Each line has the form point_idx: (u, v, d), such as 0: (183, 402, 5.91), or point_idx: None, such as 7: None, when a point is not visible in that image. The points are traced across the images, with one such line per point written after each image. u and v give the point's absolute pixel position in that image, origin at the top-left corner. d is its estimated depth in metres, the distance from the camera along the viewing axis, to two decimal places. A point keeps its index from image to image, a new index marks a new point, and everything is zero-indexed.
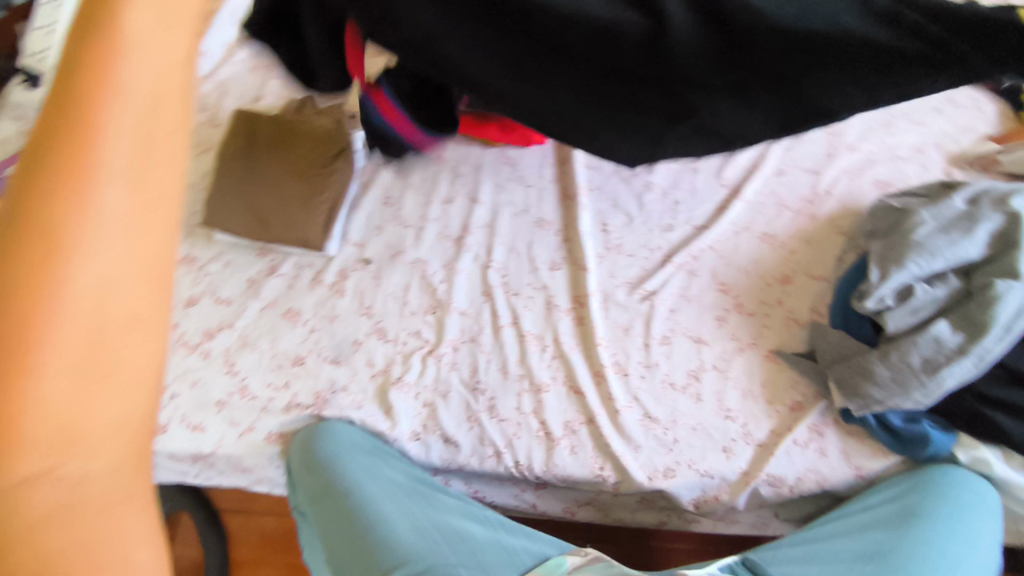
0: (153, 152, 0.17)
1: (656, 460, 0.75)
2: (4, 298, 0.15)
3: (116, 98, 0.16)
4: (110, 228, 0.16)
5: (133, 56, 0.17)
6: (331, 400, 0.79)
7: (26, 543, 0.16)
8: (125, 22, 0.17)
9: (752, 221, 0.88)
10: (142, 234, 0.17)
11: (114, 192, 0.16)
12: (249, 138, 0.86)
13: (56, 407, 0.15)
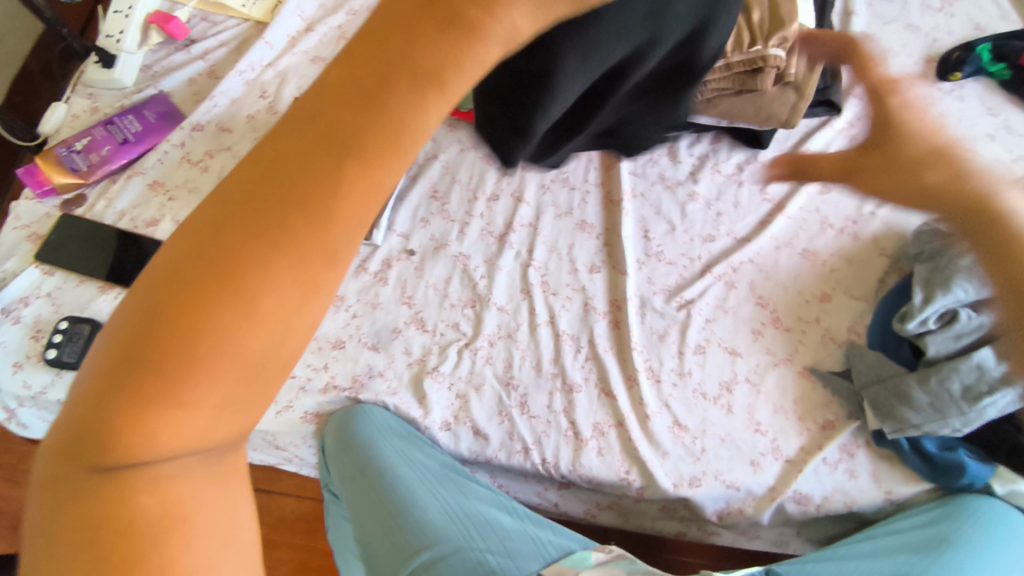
0: (339, 243, 0.20)
1: (681, 468, 0.76)
2: (194, 337, 0.19)
3: (334, 202, 0.19)
4: (279, 308, 0.19)
5: (366, 169, 0.19)
6: (368, 384, 0.81)
7: (147, 488, 0.20)
8: (378, 142, 0.19)
9: (794, 237, 0.88)
10: (306, 307, 0.20)
11: (345, 224, 0.20)
12: None
13: (201, 422, 0.20)
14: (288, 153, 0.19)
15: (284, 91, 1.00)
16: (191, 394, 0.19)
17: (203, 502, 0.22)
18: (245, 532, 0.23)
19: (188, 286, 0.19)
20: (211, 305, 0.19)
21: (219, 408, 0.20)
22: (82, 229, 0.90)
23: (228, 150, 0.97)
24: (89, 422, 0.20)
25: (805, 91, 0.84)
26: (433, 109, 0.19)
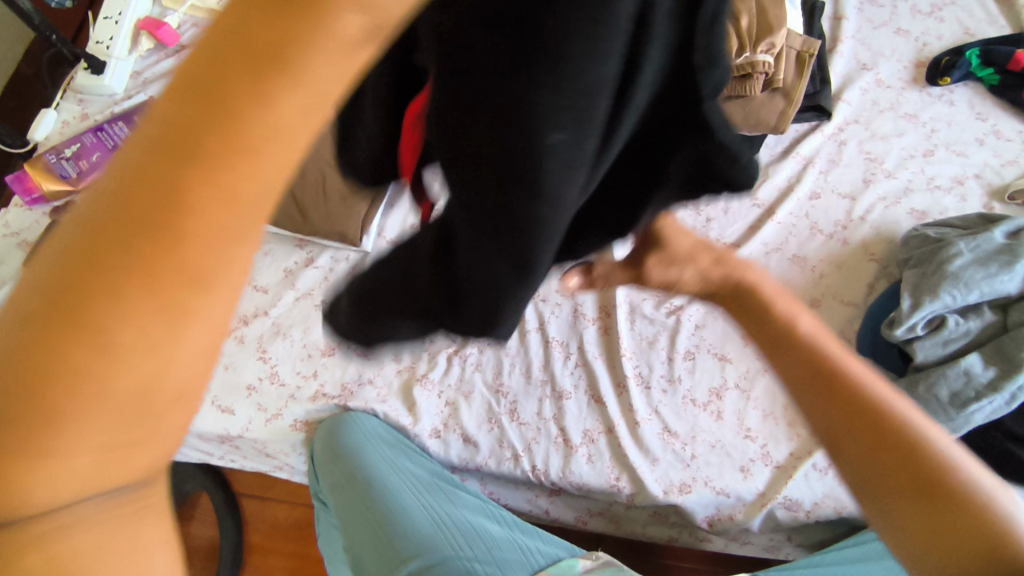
0: (211, 276, 0.17)
1: (671, 475, 0.76)
2: (45, 379, 0.17)
3: (190, 222, 0.16)
4: (143, 348, 0.17)
5: (226, 184, 0.16)
6: (357, 392, 0.81)
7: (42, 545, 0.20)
8: (231, 147, 0.16)
9: (784, 242, 0.88)
10: (185, 347, 0.18)
11: (207, 251, 0.17)
12: None
13: (70, 467, 0.18)
14: (146, 170, 0.16)
15: None
16: (58, 446, 0.17)
17: (102, 546, 0.21)
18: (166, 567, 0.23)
19: (35, 325, 0.17)
20: (66, 344, 0.17)
21: (95, 449, 0.18)
22: None
23: None
24: None
25: (793, 97, 0.86)
26: (286, 96, 0.15)
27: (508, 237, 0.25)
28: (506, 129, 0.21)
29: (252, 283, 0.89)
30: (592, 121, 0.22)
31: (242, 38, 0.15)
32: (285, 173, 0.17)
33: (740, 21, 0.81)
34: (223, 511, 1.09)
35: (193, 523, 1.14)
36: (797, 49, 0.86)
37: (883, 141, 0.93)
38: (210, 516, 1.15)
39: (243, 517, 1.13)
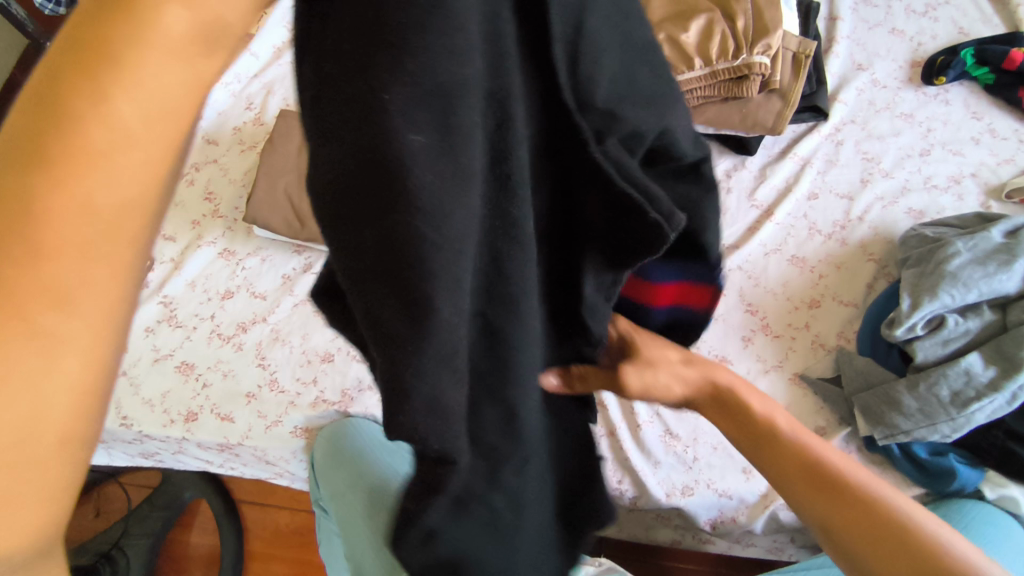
0: (84, 282, 0.20)
1: (673, 477, 0.76)
2: None
3: (48, 232, 0.19)
4: (31, 359, 0.20)
5: (76, 197, 0.19)
6: (357, 398, 0.82)
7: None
8: (71, 158, 0.19)
9: (783, 243, 0.88)
10: (66, 356, 0.20)
11: (66, 262, 0.20)
12: (292, 138, 0.89)
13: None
14: None
15: (270, 102, 1.00)
16: None
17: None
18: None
19: None
20: None
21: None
22: None
23: (214, 162, 0.96)
24: None
25: (790, 99, 0.86)
26: (116, 104, 0.19)
27: (388, 261, 0.21)
28: (356, 113, 0.20)
29: (251, 290, 0.88)
30: (455, 119, 0.21)
31: (74, 46, 0.19)
32: (142, 180, 0.20)
33: (737, 22, 0.82)
34: (223, 518, 1.09)
35: (192, 532, 1.13)
36: (792, 51, 0.86)
37: (879, 141, 0.93)
38: (210, 524, 1.14)
39: (243, 524, 1.12)
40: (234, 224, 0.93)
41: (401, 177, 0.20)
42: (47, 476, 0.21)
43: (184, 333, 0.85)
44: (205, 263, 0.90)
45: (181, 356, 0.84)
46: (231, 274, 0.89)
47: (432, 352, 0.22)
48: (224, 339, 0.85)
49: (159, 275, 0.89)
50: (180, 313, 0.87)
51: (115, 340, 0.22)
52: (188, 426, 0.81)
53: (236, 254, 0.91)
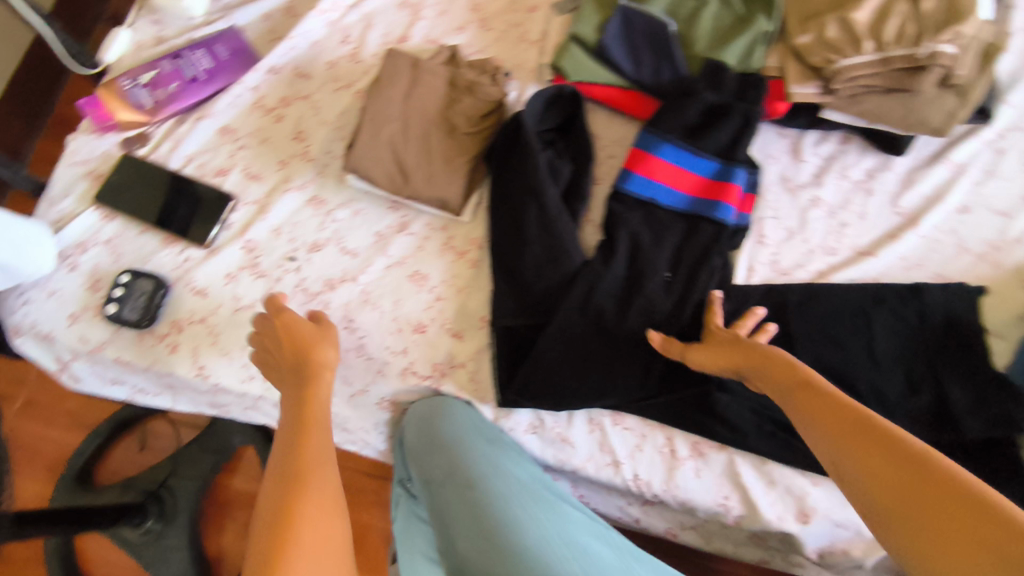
0: (310, 414, 0.61)
1: (788, 502, 0.73)
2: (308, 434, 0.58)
3: (315, 393, 0.63)
4: (321, 430, 0.59)
5: (312, 398, 0.62)
6: (449, 374, 0.77)
7: (318, 475, 0.54)
8: (313, 394, 0.63)
9: (925, 257, 0.81)
10: (308, 431, 0.58)
11: (318, 394, 0.63)
12: (395, 82, 0.79)
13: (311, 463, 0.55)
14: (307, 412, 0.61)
15: (369, 38, 0.90)
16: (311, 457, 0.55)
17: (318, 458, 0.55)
18: (325, 470, 0.55)
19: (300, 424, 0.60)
20: (291, 437, 0.57)
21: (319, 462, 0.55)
22: (146, 173, 0.82)
23: (305, 98, 0.87)
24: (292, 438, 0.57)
25: (968, 97, 0.75)
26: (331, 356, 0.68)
27: (547, 251, 0.74)
28: (547, 259, 0.74)
29: (341, 245, 0.81)
30: (554, 249, 0.74)
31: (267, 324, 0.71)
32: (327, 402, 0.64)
33: (922, 4, 0.73)
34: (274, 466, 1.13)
35: (237, 477, 1.19)
36: (985, 41, 0.74)
37: None
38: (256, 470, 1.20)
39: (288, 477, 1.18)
40: (325, 170, 0.84)
41: (544, 315, 0.74)
42: (326, 464, 0.55)
43: (267, 284, 0.79)
44: (292, 208, 0.83)
45: (264, 309, 0.78)
46: (320, 225, 0.82)
47: (556, 240, 0.74)
48: (310, 296, 0.79)
49: (242, 218, 0.82)
50: (264, 261, 0.80)
51: (325, 451, 0.57)
52: (268, 388, 0.78)
53: (326, 202, 0.83)
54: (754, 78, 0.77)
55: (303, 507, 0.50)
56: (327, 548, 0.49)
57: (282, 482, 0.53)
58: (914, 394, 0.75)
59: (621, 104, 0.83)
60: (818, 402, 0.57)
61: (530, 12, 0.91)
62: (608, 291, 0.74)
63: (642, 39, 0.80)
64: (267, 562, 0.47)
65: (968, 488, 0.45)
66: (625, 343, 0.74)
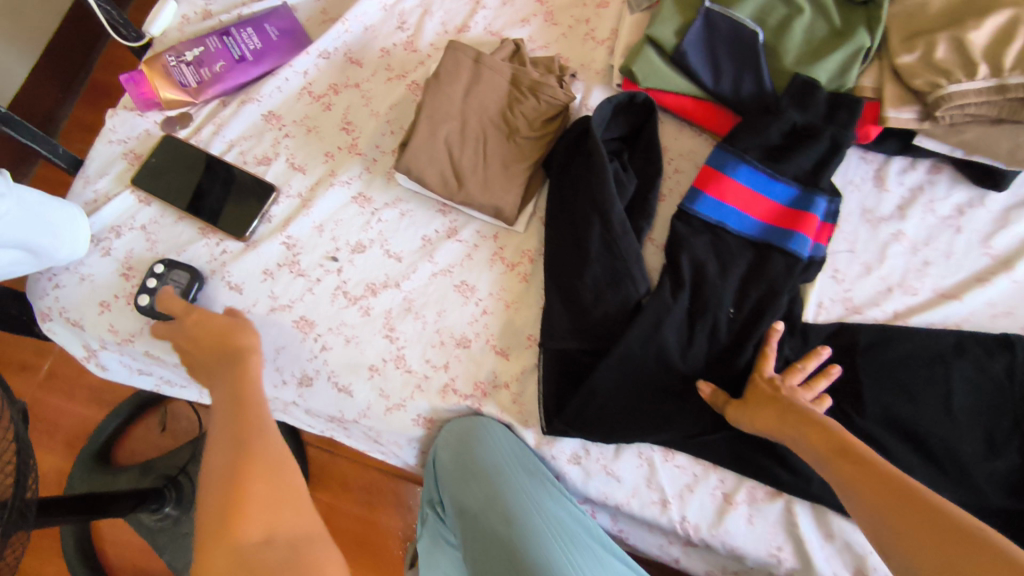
0: (245, 397, 0.62)
1: (845, 559, 0.69)
2: (246, 417, 0.59)
3: (246, 376, 0.64)
4: (258, 410, 0.60)
5: (241, 382, 0.63)
6: (491, 395, 0.73)
7: (263, 454, 0.55)
8: (244, 375, 0.64)
9: (1015, 305, 0.74)
10: (241, 415, 0.59)
11: (249, 375, 0.64)
12: (454, 77, 0.74)
13: (253, 445, 0.56)
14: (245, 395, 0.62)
15: (426, 25, 0.84)
16: (255, 441, 0.57)
17: (262, 440, 0.57)
18: (270, 448, 0.56)
19: (236, 408, 0.60)
20: (226, 426, 0.58)
21: (262, 442, 0.56)
22: (185, 157, 0.78)
23: (356, 87, 0.82)
24: (231, 425, 0.58)
25: None
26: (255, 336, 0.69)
27: (608, 274, 0.69)
28: (609, 282, 0.69)
29: (385, 247, 0.76)
30: (617, 273, 0.69)
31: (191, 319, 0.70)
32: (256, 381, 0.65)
33: None
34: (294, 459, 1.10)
35: None
36: None
37: None
38: None
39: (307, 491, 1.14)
40: (373, 166, 0.79)
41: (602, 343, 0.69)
42: (271, 443, 0.57)
43: (305, 285, 0.75)
44: (337, 205, 0.78)
45: (301, 310, 0.74)
46: (365, 225, 0.77)
47: (618, 263, 0.69)
48: (350, 301, 0.75)
49: (284, 211, 0.78)
50: (304, 260, 0.76)
51: (264, 431, 0.58)
52: (302, 393, 0.74)
53: (372, 201, 0.78)
54: (849, 100, 0.71)
55: (250, 489, 0.52)
56: (279, 501, 0.53)
57: (230, 451, 0.56)
58: (997, 457, 0.69)
59: (696, 117, 0.77)
60: (860, 473, 0.54)
61: (601, 8, 0.84)
62: (674, 322, 0.69)
63: (725, 48, 0.73)
64: (220, 522, 0.50)
65: (1004, 563, 0.43)
66: (679, 379, 0.69)
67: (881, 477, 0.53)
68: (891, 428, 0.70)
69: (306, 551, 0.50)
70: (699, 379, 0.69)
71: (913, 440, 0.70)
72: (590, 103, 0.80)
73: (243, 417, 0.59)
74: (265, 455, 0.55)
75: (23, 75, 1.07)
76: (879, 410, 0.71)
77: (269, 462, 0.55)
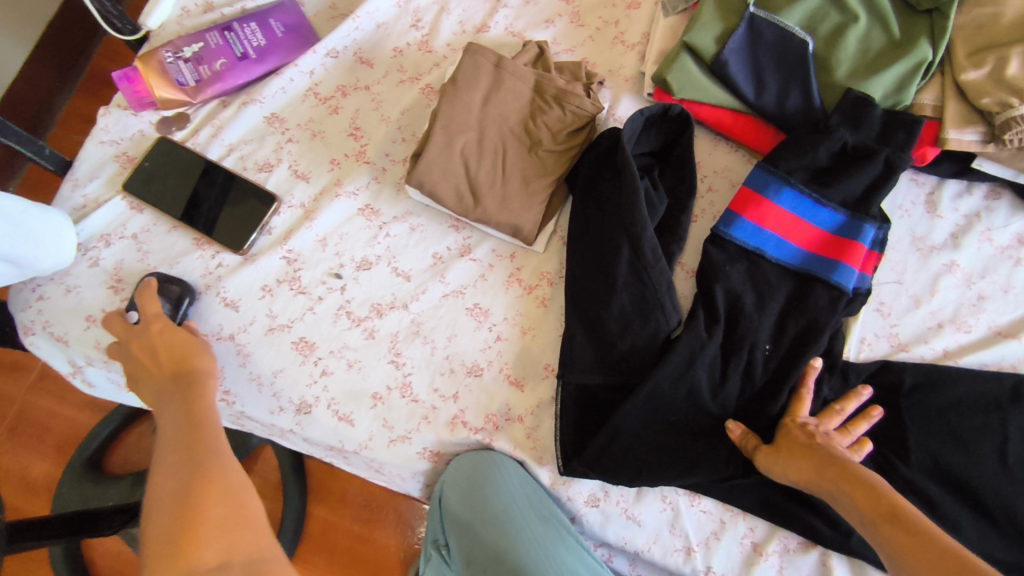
0: (199, 407, 0.55)
1: None
2: (201, 429, 0.52)
3: (202, 385, 0.57)
4: (214, 422, 0.53)
5: (196, 390, 0.56)
6: (504, 428, 0.67)
7: (220, 469, 0.49)
8: (199, 384, 0.57)
9: None
10: (195, 426, 0.52)
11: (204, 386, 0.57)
12: (472, 82, 0.68)
13: (208, 459, 0.49)
14: (199, 403, 0.55)
15: (443, 24, 0.78)
16: (211, 454, 0.50)
17: (220, 454, 0.50)
18: (227, 462, 0.50)
19: (187, 418, 0.53)
20: (176, 438, 0.51)
21: (219, 456, 0.50)
22: (180, 160, 0.72)
23: (366, 89, 0.76)
24: (183, 438, 0.51)
25: None
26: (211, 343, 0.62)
27: (634, 306, 0.64)
28: (635, 314, 0.64)
29: (393, 264, 0.71)
30: (644, 305, 0.64)
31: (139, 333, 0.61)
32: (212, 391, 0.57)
33: None
34: (291, 473, 1.05)
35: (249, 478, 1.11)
36: None
37: None
38: (273, 474, 1.10)
39: (295, 551, 1.05)
40: (383, 175, 0.74)
41: (627, 381, 0.64)
42: (231, 458, 0.50)
43: (306, 303, 0.69)
44: (342, 217, 0.72)
45: (301, 331, 0.69)
46: (371, 240, 0.72)
47: (646, 293, 0.64)
48: (353, 321, 0.69)
49: (285, 222, 0.72)
50: (305, 276, 0.70)
51: (221, 444, 0.51)
52: (299, 421, 0.69)
53: (380, 214, 0.72)
54: (906, 119, 0.65)
55: (204, 509, 0.45)
56: (236, 524, 0.46)
57: (180, 465, 0.48)
58: None
59: (734, 132, 0.70)
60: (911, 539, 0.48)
61: (633, 10, 0.78)
62: (705, 361, 0.63)
63: (771, 58, 0.67)
64: (170, 546, 0.43)
65: None
66: (708, 422, 0.64)
67: (938, 556, 0.46)
68: (938, 477, 0.65)
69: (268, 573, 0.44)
70: (729, 421, 0.63)
71: (961, 493, 0.64)
72: (618, 113, 0.74)
73: (196, 428, 0.52)
74: (224, 469, 0.49)
75: (19, 64, 1.02)
76: (924, 458, 0.65)
77: (228, 477, 0.48)
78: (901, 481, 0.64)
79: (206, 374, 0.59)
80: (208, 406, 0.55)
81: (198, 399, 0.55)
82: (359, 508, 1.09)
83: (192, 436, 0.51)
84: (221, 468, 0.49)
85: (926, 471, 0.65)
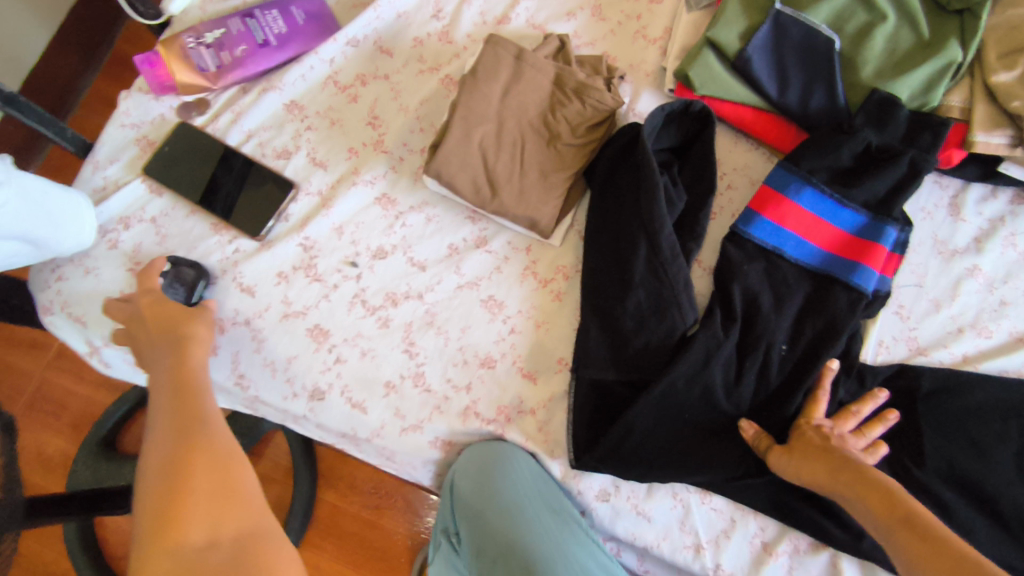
0: (191, 383, 0.55)
1: None
2: (192, 404, 0.52)
3: (196, 362, 0.57)
4: (206, 399, 0.54)
5: (188, 366, 0.56)
6: (516, 421, 0.67)
7: (207, 444, 0.49)
8: (192, 360, 0.57)
9: None
10: (186, 403, 0.52)
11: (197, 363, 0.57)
12: (492, 73, 0.67)
13: (197, 434, 0.49)
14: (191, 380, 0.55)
15: (464, 15, 0.78)
16: (199, 429, 0.50)
17: (209, 429, 0.50)
18: (216, 438, 0.50)
19: (179, 393, 0.53)
20: (168, 413, 0.51)
21: (207, 432, 0.50)
22: (200, 146, 0.73)
23: (385, 78, 0.76)
24: (172, 413, 0.51)
25: None
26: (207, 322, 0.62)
27: (650, 302, 0.63)
28: (651, 310, 0.63)
29: (408, 254, 0.71)
30: (661, 302, 0.63)
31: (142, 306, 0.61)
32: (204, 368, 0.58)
33: None
34: (302, 459, 1.06)
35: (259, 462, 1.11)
36: None
37: None
38: (283, 459, 1.11)
39: (303, 536, 1.06)
40: (400, 165, 0.74)
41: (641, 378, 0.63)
42: (222, 435, 0.50)
43: (321, 291, 0.70)
44: (358, 205, 0.72)
45: (315, 318, 0.69)
46: (388, 229, 0.72)
47: (662, 289, 0.63)
48: (368, 310, 0.69)
49: (302, 209, 0.72)
50: (321, 264, 0.70)
51: (211, 420, 0.51)
52: (312, 407, 0.69)
53: (397, 203, 0.72)
54: (933, 121, 0.64)
55: (191, 482, 0.45)
56: (224, 496, 0.46)
57: (170, 440, 0.49)
58: None
59: (756, 130, 0.70)
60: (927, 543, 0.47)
61: (657, 5, 0.77)
62: (720, 360, 0.63)
63: (795, 56, 0.66)
64: (156, 518, 0.43)
65: None
66: (721, 420, 0.63)
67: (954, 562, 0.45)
68: (954, 483, 0.64)
69: (254, 548, 0.44)
70: (743, 420, 0.63)
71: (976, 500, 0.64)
72: (638, 108, 0.73)
73: (187, 404, 0.52)
74: (212, 445, 0.49)
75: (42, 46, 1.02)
76: (940, 462, 0.64)
77: (215, 452, 0.48)
78: (916, 485, 0.63)
79: (200, 351, 0.59)
80: (201, 383, 0.55)
81: (190, 375, 0.55)
82: (368, 496, 1.10)
83: (183, 411, 0.51)
84: (209, 443, 0.49)
85: (941, 476, 0.64)
